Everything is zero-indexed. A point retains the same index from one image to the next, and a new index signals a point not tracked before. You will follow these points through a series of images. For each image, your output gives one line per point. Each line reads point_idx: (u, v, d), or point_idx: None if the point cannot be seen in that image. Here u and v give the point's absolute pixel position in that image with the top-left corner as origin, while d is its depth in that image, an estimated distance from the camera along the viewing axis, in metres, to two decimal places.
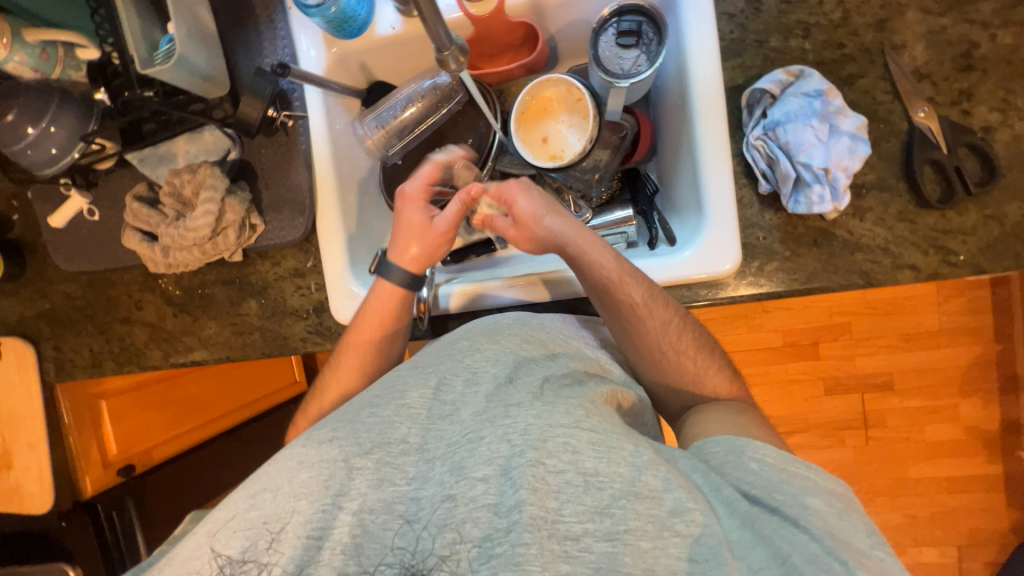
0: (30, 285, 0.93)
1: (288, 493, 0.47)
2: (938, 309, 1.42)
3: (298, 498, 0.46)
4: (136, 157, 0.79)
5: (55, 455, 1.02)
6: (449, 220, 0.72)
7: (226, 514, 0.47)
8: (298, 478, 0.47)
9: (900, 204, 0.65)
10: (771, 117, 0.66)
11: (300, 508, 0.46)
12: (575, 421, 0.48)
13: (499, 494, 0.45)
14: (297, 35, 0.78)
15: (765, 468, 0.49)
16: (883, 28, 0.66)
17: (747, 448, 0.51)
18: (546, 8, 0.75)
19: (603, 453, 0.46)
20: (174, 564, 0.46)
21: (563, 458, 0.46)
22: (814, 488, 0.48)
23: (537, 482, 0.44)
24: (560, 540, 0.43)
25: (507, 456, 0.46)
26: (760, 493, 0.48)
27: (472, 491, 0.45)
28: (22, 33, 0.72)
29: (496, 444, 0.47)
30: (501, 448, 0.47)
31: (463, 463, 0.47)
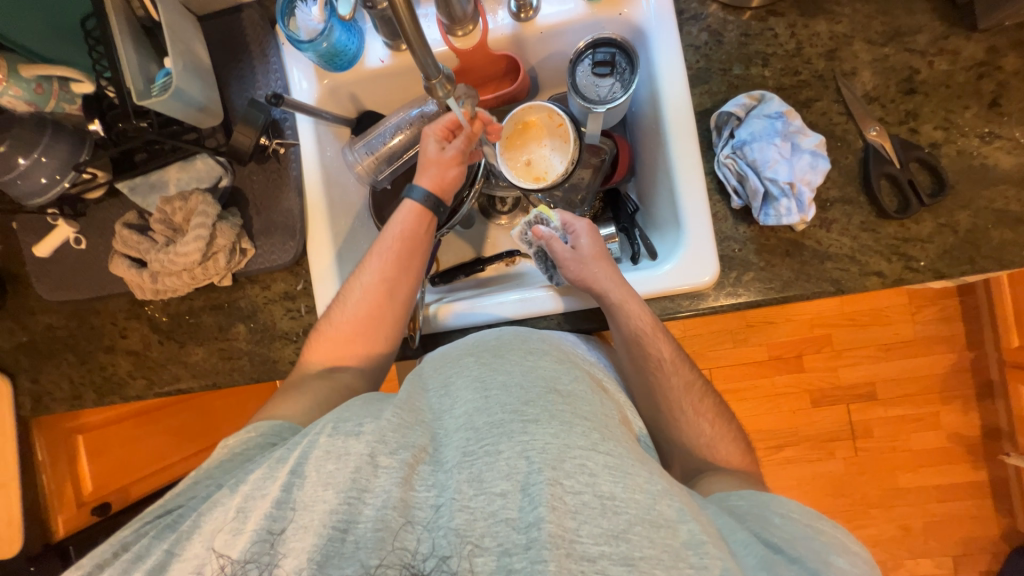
0: (10, 317, 0.91)
1: (315, 483, 0.45)
2: (913, 318, 1.48)
3: (326, 487, 0.45)
4: (126, 186, 0.80)
5: (26, 496, 0.99)
6: (461, 152, 0.76)
7: (253, 492, 0.46)
8: (325, 468, 0.46)
9: (862, 215, 0.70)
10: (738, 138, 0.71)
11: (326, 498, 0.44)
12: (591, 444, 0.46)
13: (519, 510, 0.43)
14: (290, 68, 0.82)
15: (789, 523, 0.48)
16: (833, 56, 0.72)
17: (770, 503, 0.51)
18: (526, 43, 0.80)
19: (619, 477, 0.45)
20: (202, 537, 0.45)
21: (580, 479, 0.44)
22: (830, 543, 0.46)
23: (556, 501, 0.42)
24: (577, 559, 0.40)
25: (525, 472, 0.44)
26: (779, 539, 0.46)
27: (490, 505, 0.43)
28: (19, 69, 0.73)
29: (514, 460, 0.45)
30: (518, 464, 0.45)
31: (482, 477, 0.45)
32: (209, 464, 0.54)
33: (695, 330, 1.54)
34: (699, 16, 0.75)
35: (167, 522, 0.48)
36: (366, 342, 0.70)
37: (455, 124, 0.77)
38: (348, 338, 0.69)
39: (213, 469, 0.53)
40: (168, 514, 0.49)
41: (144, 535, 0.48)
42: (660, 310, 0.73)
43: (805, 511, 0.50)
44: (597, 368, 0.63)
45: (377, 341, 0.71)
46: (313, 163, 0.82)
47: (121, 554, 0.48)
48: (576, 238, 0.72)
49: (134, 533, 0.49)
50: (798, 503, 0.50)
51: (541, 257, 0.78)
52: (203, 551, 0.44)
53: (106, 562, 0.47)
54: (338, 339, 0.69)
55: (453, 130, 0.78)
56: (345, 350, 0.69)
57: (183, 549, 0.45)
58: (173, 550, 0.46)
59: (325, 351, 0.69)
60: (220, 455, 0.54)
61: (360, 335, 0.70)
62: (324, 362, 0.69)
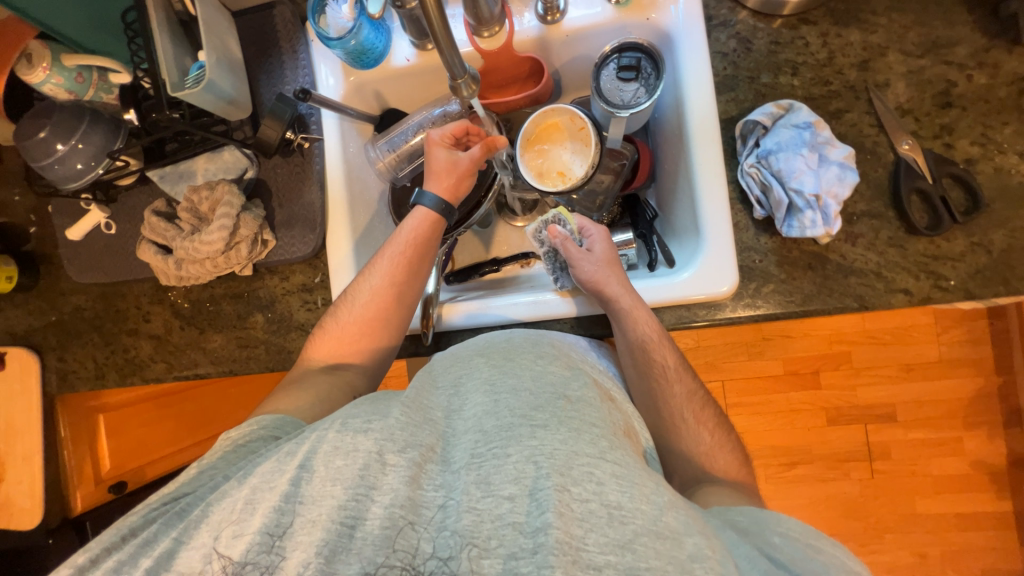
0: (41, 296, 0.94)
1: (323, 478, 0.45)
2: (938, 340, 1.44)
3: (334, 483, 0.44)
4: (157, 175, 0.83)
5: (48, 470, 1.01)
6: (475, 159, 0.76)
7: (261, 484, 0.46)
8: (332, 464, 0.45)
9: (890, 231, 0.68)
10: (764, 147, 0.69)
11: (333, 494, 0.44)
12: (599, 452, 0.46)
13: (526, 514, 0.42)
14: (318, 64, 0.83)
15: (788, 544, 0.46)
16: (867, 67, 0.70)
17: (771, 522, 0.49)
18: (551, 45, 0.79)
19: (625, 487, 0.44)
20: (211, 527, 0.45)
21: (588, 487, 0.43)
22: (830, 562, 0.44)
23: (563, 507, 0.42)
24: (583, 568, 0.40)
25: (533, 477, 0.44)
26: (783, 556, 0.44)
27: (498, 508, 0.43)
28: (61, 58, 0.76)
29: (522, 463, 0.45)
30: (527, 468, 0.44)
31: (490, 479, 0.45)
32: (215, 456, 0.54)
33: (710, 341, 1.52)
34: (729, 23, 0.74)
35: (176, 509, 0.48)
36: (370, 345, 0.70)
37: (461, 131, 0.77)
38: (353, 339, 0.69)
39: (219, 459, 0.53)
40: (178, 501, 0.50)
41: (154, 520, 0.49)
42: (675, 319, 0.73)
43: (806, 529, 0.48)
44: (606, 377, 0.63)
45: (380, 346, 0.71)
46: (337, 159, 0.84)
47: (129, 538, 0.48)
48: (591, 243, 0.73)
49: (143, 517, 0.49)
50: (799, 521, 0.49)
51: (551, 257, 0.76)
52: (211, 540, 0.45)
53: (116, 545, 0.47)
54: (343, 340, 0.69)
55: (459, 137, 0.78)
56: (349, 353, 0.69)
57: (191, 537, 0.46)
58: (181, 538, 0.46)
59: (328, 350, 0.69)
60: (224, 446, 0.55)
61: (364, 337, 0.70)
62: (325, 361, 0.69)
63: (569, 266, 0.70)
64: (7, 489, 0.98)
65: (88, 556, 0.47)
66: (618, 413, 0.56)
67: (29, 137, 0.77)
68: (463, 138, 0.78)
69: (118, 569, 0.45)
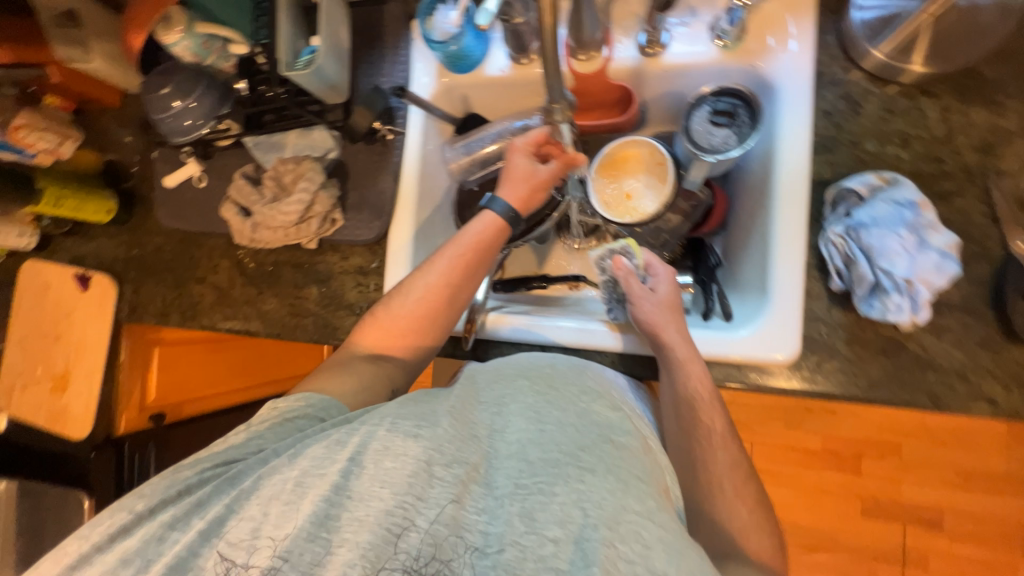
0: (130, 232, 1.04)
1: (372, 477, 0.46)
2: (1006, 454, 1.30)
3: (382, 485, 0.46)
4: (250, 141, 0.89)
5: (105, 389, 1.10)
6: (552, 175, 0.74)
7: (311, 469, 0.47)
8: (382, 464, 0.47)
9: (984, 331, 0.62)
10: (855, 219, 0.64)
11: (381, 496, 0.45)
12: (647, 511, 0.45)
13: (569, 562, 0.42)
14: (415, 62, 0.86)
15: None
16: (988, 151, 0.65)
17: None
18: (646, 76, 0.78)
19: (673, 556, 0.42)
20: (259, 501, 0.47)
21: (635, 548, 0.42)
22: None
23: (609, 564, 0.41)
24: None
25: (580, 525, 0.44)
26: None
27: (542, 549, 0.43)
28: (195, 24, 0.81)
29: (569, 507, 0.45)
30: (573, 513, 0.45)
31: (535, 517, 0.45)
32: (262, 425, 0.56)
33: (746, 399, 1.44)
34: (839, 82, 0.70)
35: (229, 475, 0.51)
36: (416, 340, 0.71)
37: (542, 140, 0.75)
38: (400, 332, 0.70)
39: (266, 431, 0.55)
40: (231, 466, 0.52)
41: (208, 481, 0.51)
42: (721, 375, 0.69)
43: None
44: (644, 424, 0.61)
45: (425, 342, 0.72)
46: (415, 154, 0.87)
47: (183, 495, 0.50)
48: (656, 283, 0.71)
49: (199, 477, 0.51)
50: None
51: (609, 287, 0.73)
52: (259, 515, 0.47)
53: (171, 498, 0.50)
54: (390, 331, 0.70)
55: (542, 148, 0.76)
56: (393, 344, 0.70)
57: (241, 508, 0.48)
58: (232, 506, 0.48)
59: (376, 339, 0.70)
60: (272, 417, 0.57)
61: (413, 332, 0.70)
62: (371, 349, 0.70)
63: (629, 302, 0.68)
64: (69, 398, 1.08)
65: (147, 504, 0.49)
66: (660, 469, 0.54)
67: (152, 91, 0.86)
68: (544, 149, 0.76)
69: (172, 523, 0.48)
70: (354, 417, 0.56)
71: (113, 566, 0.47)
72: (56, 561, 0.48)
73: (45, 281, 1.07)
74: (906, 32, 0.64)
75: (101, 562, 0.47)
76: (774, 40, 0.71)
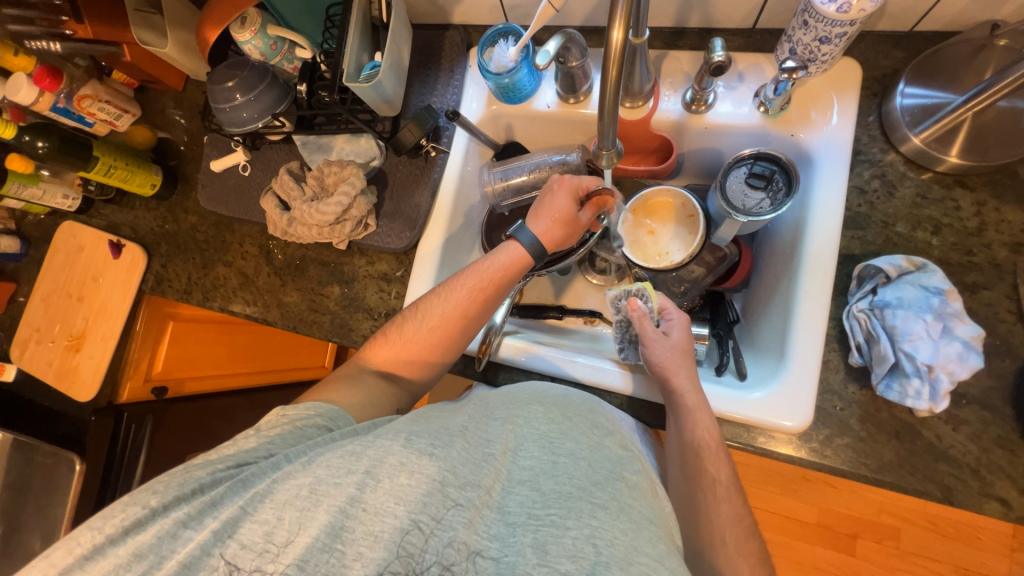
0: (168, 208, 1.07)
1: (386, 492, 0.48)
2: (1010, 557, 1.28)
3: (397, 502, 0.47)
4: (300, 139, 0.94)
5: (115, 356, 1.12)
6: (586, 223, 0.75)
7: (326, 478, 0.49)
8: (396, 480, 0.48)
9: (1002, 429, 0.61)
10: (881, 297, 0.65)
11: (395, 512, 0.46)
12: (659, 556, 0.44)
13: None
14: (467, 87, 0.91)
15: None
16: (1020, 250, 0.65)
17: None
18: (687, 131, 0.81)
19: None
20: (275, 504, 0.49)
21: None
22: None
23: None
24: None
25: (592, 561, 0.43)
26: None
27: None
28: (267, 27, 0.85)
29: (581, 542, 0.45)
30: (585, 549, 0.44)
31: (547, 549, 0.45)
32: (273, 432, 0.56)
33: (742, 458, 1.44)
34: (876, 162, 0.72)
35: (241, 477, 0.51)
36: (427, 366, 0.71)
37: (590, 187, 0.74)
38: (412, 356, 0.70)
39: (277, 437, 0.56)
40: (243, 469, 0.53)
41: (221, 483, 0.51)
42: (729, 434, 0.69)
43: None
44: (649, 465, 0.60)
45: (434, 367, 0.72)
46: (454, 174, 0.90)
47: (197, 495, 0.51)
48: (669, 326, 0.71)
49: (212, 477, 0.51)
50: None
51: (622, 327, 0.74)
52: (274, 519, 0.48)
53: (184, 497, 0.50)
54: (403, 354, 0.70)
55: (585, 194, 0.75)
56: (405, 367, 0.71)
57: (256, 510, 0.49)
58: (247, 508, 0.49)
59: (386, 359, 0.71)
60: (283, 423, 0.57)
61: (424, 357, 0.71)
62: (383, 367, 0.71)
63: (640, 343, 0.69)
64: (80, 359, 1.10)
65: (162, 501, 0.50)
66: (669, 516, 0.52)
67: (218, 82, 0.87)
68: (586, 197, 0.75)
69: (186, 521, 0.49)
70: (367, 429, 0.57)
71: (126, 560, 0.47)
72: (67, 553, 0.48)
73: (78, 243, 1.11)
74: (946, 123, 0.66)
75: (115, 555, 0.48)
76: (816, 113, 0.73)
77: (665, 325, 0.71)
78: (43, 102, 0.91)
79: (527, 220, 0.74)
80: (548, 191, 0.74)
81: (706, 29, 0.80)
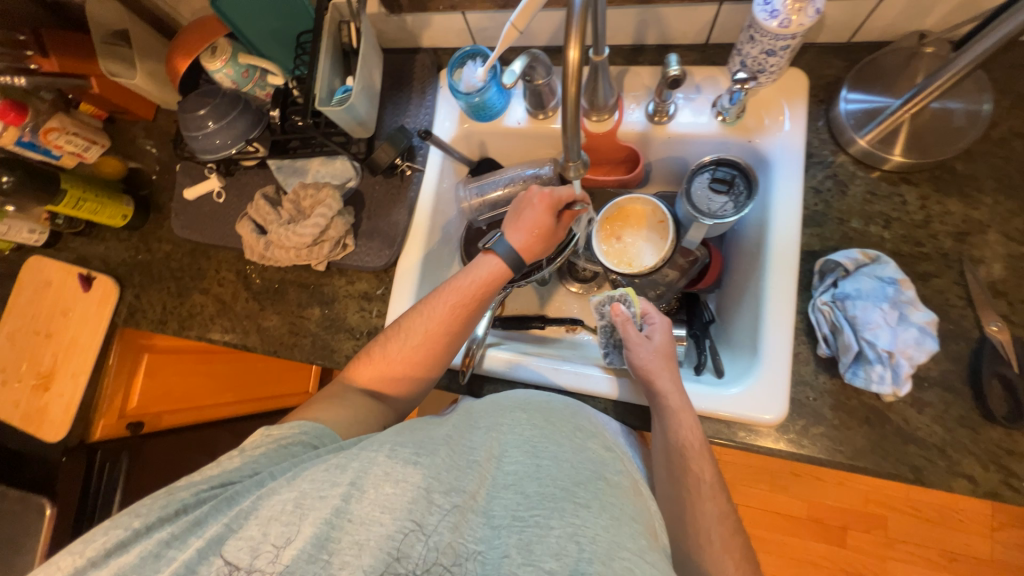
0: (141, 237, 1.06)
1: (372, 501, 0.48)
2: (991, 537, 1.32)
3: (383, 511, 0.47)
4: (275, 164, 0.94)
5: (87, 392, 1.08)
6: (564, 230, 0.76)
7: (311, 491, 0.49)
8: (382, 490, 0.49)
9: (963, 409, 0.65)
10: (841, 289, 0.68)
11: (381, 521, 0.47)
12: (641, 549, 0.45)
13: None
14: (439, 107, 0.93)
15: None
16: (964, 239, 0.70)
17: None
18: (652, 141, 0.85)
19: None
20: (259, 521, 0.48)
21: None
22: None
23: None
24: None
25: (575, 558, 0.44)
26: None
27: None
28: (238, 55, 0.86)
29: (564, 541, 0.46)
30: (568, 547, 0.45)
31: (531, 549, 0.45)
32: (257, 450, 0.56)
33: (731, 458, 1.46)
34: (827, 163, 0.76)
35: (225, 496, 0.51)
36: (411, 384, 0.71)
37: (567, 199, 0.74)
38: (395, 374, 0.70)
39: (261, 455, 0.55)
40: (227, 487, 0.52)
41: (205, 502, 0.51)
42: (710, 431, 0.71)
43: None
44: (634, 468, 0.61)
45: (419, 384, 0.72)
46: (430, 191, 0.92)
47: (180, 514, 0.50)
48: (651, 330, 0.72)
49: (195, 496, 0.51)
50: None
51: (608, 332, 0.76)
52: (259, 535, 0.48)
53: (168, 517, 0.50)
54: (387, 373, 0.70)
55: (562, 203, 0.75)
56: (389, 385, 0.71)
57: (241, 527, 0.49)
58: (232, 526, 0.49)
59: (370, 377, 0.70)
60: (267, 442, 0.56)
61: (407, 375, 0.71)
62: (367, 386, 0.70)
63: (626, 347, 0.70)
64: (49, 398, 1.06)
65: (145, 521, 0.49)
66: (654, 514, 0.54)
67: (190, 110, 0.88)
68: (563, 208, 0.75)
69: (169, 542, 0.49)
70: (352, 443, 0.57)
71: None
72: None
73: (45, 277, 1.07)
74: (888, 125, 0.70)
75: None
76: (770, 120, 0.77)
77: (648, 329, 0.72)
78: (7, 137, 0.88)
79: (505, 233, 0.74)
80: (527, 203, 0.73)
81: (663, 46, 0.85)
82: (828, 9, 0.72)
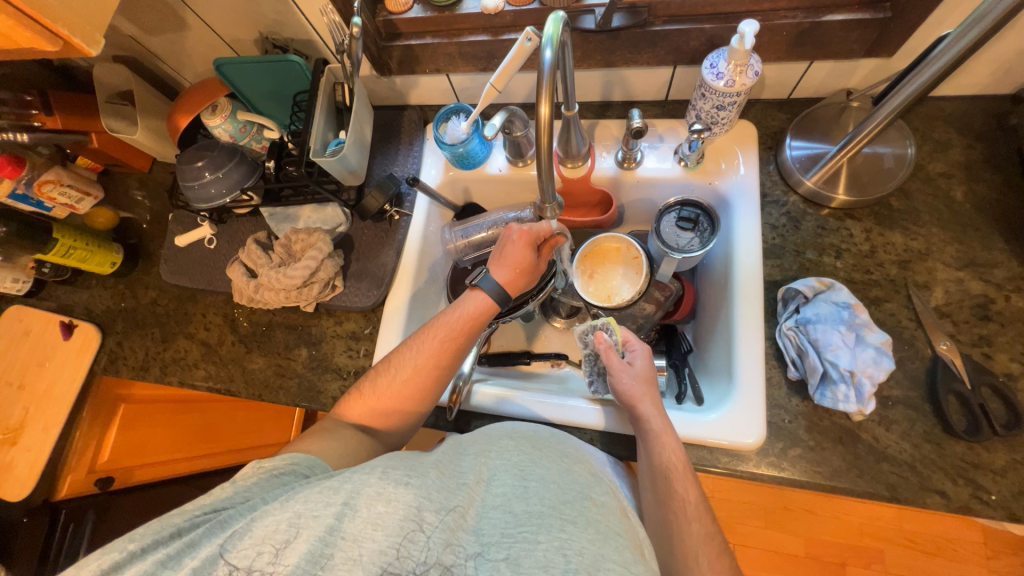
0: (128, 284, 1.06)
1: (365, 520, 0.49)
2: (987, 566, 1.32)
3: (375, 528, 0.49)
4: (267, 211, 0.99)
5: (57, 446, 1.04)
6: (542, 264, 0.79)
7: (305, 511, 0.49)
8: (374, 509, 0.50)
9: (927, 425, 0.68)
10: (803, 314, 0.74)
11: (375, 538, 0.48)
12: (625, 562, 0.49)
13: None
14: (425, 158, 1.00)
15: None
16: (907, 266, 0.77)
17: None
18: (622, 184, 0.92)
19: None
20: (253, 541, 0.49)
21: None
22: None
23: None
24: None
25: (562, 569, 0.47)
26: None
27: None
28: (238, 112, 0.93)
29: (552, 554, 0.48)
30: (556, 559, 0.48)
31: (520, 563, 0.48)
32: (249, 480, 0.56)
33: (725, 494, 1.45)
34: (781, 202, 0.84)
35: (218, 519, 0.52)
36: (402, 419, 0.72)
37: (542, 234, 0.78)
38: (385, 409, 0.71)
39: (253, 484, 0.56)
40: (220, 512, 0.53)
41: (198, 526, 0.52)
42: (694, 457, 0.72)
43: None
44: (621, 493, 0.61)
45: (409, 419, 0.73)
46: (417, 234, 0.97)
47: (173, 539, 0.51)
48: (633, 357, 0.75)
49: (188, 521, 0.52)
50: None
51: (591, 361, 0.79)
52: (253, 553, 0.48)
53: (162, 540, 0.50)
54: (377, 408, 0.71)
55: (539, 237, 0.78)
56: (380, 420, 0.71)
57: (232, 549, 0.49)
58: (225, 546, 0.49)
59: (361, 412, 0.71)
60: (259, 473, 0.57)
61: (398, 410, 0.71)
62: (358, 421, 0.71)
63: (608, 374, 0.72)
64: (16, 453, 1.01)
65: (139, 544, 0.50)
66: (640, 533, 0.55)
67: (187, 161, 0.91)
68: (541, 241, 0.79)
69: (164, 562, 0.49)
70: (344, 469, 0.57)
71: None
72: None
73: (24, 327, 1.05)
74: (829, 168, 0.79)
75: None
76: (726, 164, 0.85)
77: (629, 356, 0.75)
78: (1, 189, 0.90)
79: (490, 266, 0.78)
80: (506, 241, 0.78)
81: (628, 102, 0.95)
82: (766, 70, 0.82)
